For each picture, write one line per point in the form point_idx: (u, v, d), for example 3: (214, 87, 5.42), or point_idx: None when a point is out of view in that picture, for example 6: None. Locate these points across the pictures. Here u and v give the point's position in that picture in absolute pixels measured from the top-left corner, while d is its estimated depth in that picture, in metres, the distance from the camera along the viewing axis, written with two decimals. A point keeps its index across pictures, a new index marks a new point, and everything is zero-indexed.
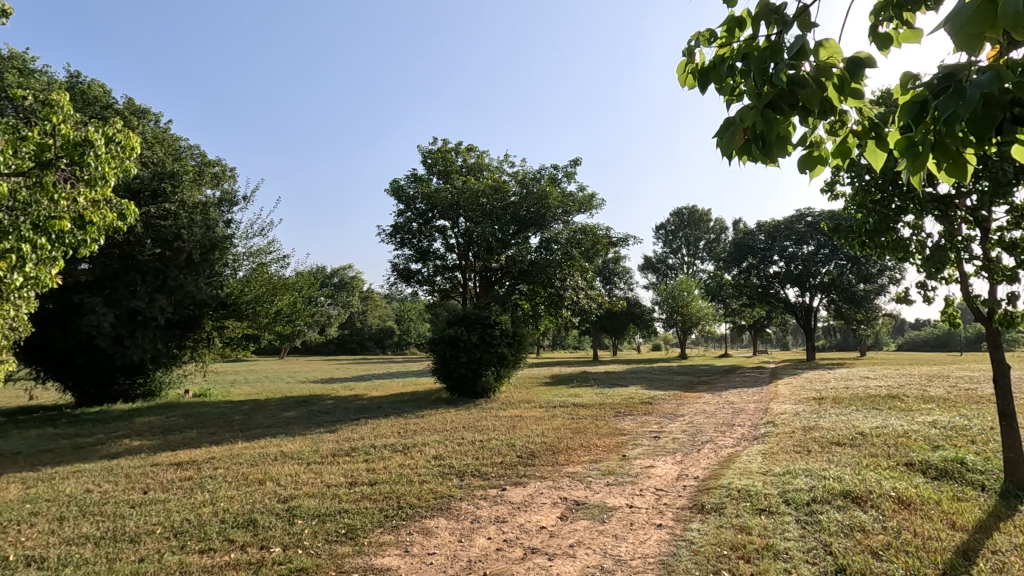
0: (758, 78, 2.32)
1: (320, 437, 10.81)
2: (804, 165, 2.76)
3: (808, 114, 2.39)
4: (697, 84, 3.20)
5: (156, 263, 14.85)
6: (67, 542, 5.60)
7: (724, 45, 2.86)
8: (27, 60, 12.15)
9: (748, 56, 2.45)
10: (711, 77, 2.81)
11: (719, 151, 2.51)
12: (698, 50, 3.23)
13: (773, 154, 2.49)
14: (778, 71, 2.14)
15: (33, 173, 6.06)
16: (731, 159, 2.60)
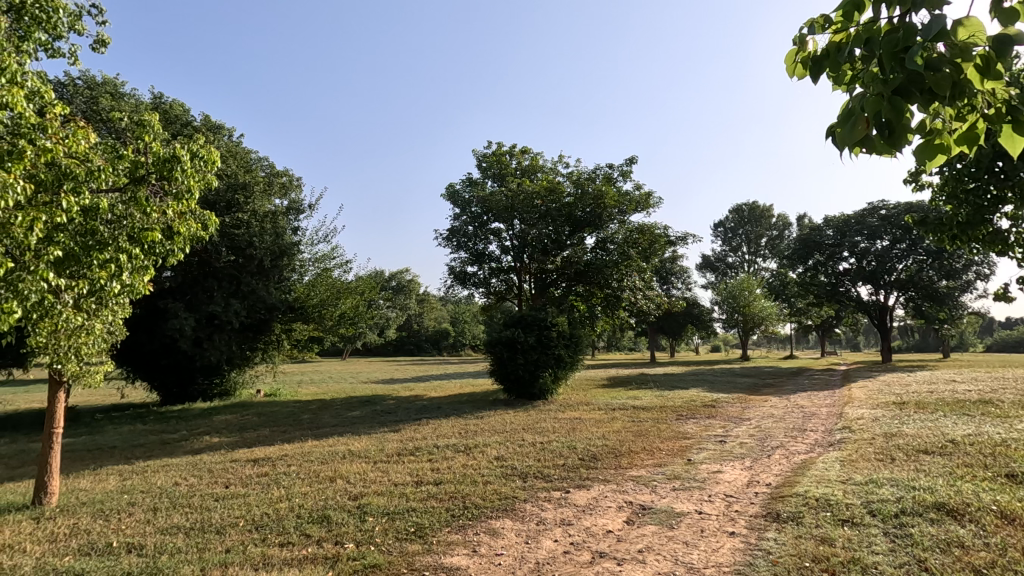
0: (886, 64, 2.20)
1: (385, 437, 11.11)
2: (923, 155, 2.59)
3: (938, 101, 2.24)
4: (806, 73, 3.02)
5: (231, 270, 15.72)
6: (161, 531, 6.00)
7: (839, 30, 2.68)
8: (118, 85, 13.19)
9: (873, 40, 2.32)
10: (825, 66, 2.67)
11: (837, 143, 2.39)
12: (809, 37, 3.05)
13: (897, 146, 2.34)
14: (913, 55, 2.03)
15: (129, 189, 6.58)
16: (846, 152, 2.47)
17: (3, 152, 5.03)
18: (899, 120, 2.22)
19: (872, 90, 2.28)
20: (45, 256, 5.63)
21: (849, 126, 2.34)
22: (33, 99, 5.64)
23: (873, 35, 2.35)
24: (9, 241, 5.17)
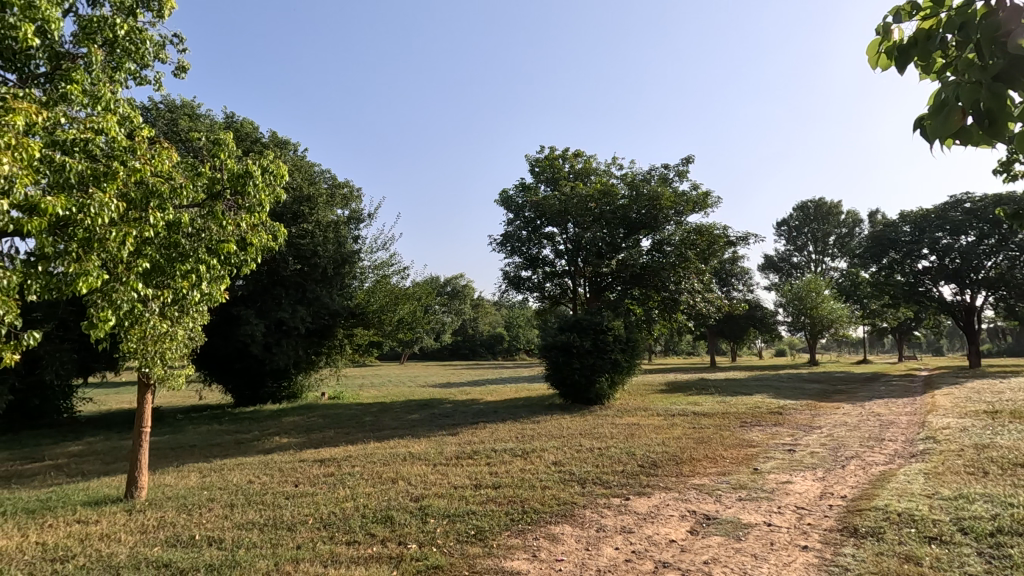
0: None
1: (443, 440, 11.30)
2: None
3: None
4: (890, 64, 2.84)
5: (297, 278, 16.44)
6: (238, 526, 6.34)
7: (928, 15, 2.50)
8: (196, 107, 14.15)
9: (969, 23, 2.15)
10: (914, 55, 2.50)
11: (928, 136, 2.23)
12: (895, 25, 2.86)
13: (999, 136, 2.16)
14: None
15: (207, 205, 7.02)
16: (939, 145, 2.30)
17: (99, 173, 5.50)
18: (1001, 108, 2.07)
19: (970, 77, 2.11)
20: (135, 268, 6.11)
21: (942, 118, 2.18)
22: (124, 124, 6.14)
23: (968, 18, 2.18)
24: (105, 255, 5.64)
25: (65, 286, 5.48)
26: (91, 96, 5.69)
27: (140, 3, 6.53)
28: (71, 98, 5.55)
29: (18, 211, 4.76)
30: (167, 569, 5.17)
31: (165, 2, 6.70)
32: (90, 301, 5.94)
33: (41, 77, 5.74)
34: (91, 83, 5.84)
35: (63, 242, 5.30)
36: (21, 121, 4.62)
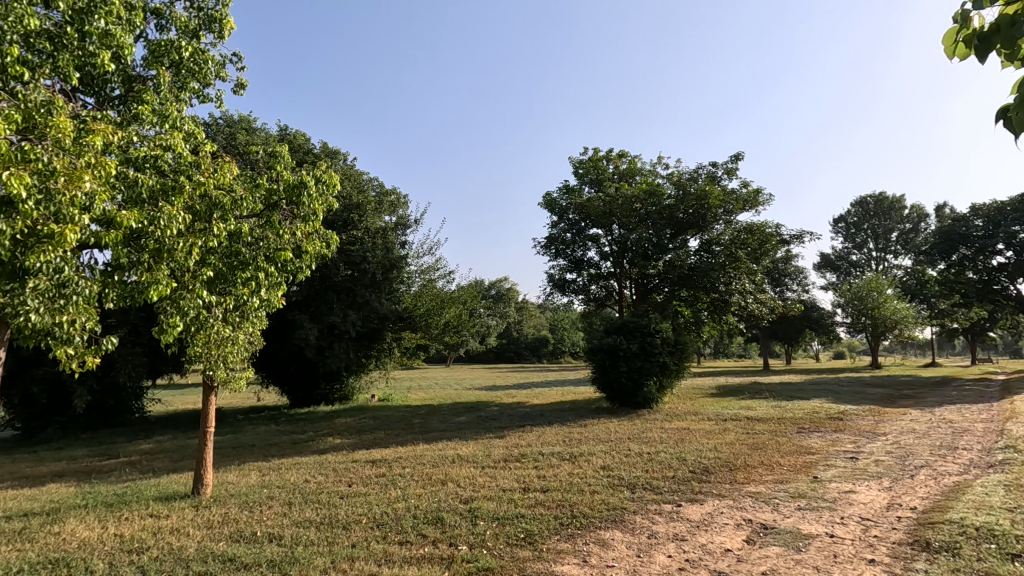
0: None
1: (491, 442, 11.38)
2: None
3: None
4: (969, 54, 2.68)
5: (348, 283, 16.94)
6: (296, 524, 6.59)
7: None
8: (253, 122, 14.82)
9: None
10: (997, 42, 2.37)
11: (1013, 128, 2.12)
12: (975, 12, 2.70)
13: None
14: None
15: (265, 214, 7.33)
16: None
17: (167, 187, 5.84)
18: None
19: None
20: (200, 276, 6.45)
21: None
22: (188, 140, 6.49)
23: None
24: (173, 264, 5.98)
25: (139, 293, 5.85)
26: (159, 115, 6.07)
27: (202, 25, 6.88)
28: (142, 118, 5.92)
29: (96, 225, 5.11)
30: (231, 563, 5.42)
31: (225, 24, 7.02)
32: (160, 307, 6.31)
33: (115, 99, 6.14)
34: (159, 103, 6.21)
35: (137, 253, 5.66)
36: (99, 141, 4.97)
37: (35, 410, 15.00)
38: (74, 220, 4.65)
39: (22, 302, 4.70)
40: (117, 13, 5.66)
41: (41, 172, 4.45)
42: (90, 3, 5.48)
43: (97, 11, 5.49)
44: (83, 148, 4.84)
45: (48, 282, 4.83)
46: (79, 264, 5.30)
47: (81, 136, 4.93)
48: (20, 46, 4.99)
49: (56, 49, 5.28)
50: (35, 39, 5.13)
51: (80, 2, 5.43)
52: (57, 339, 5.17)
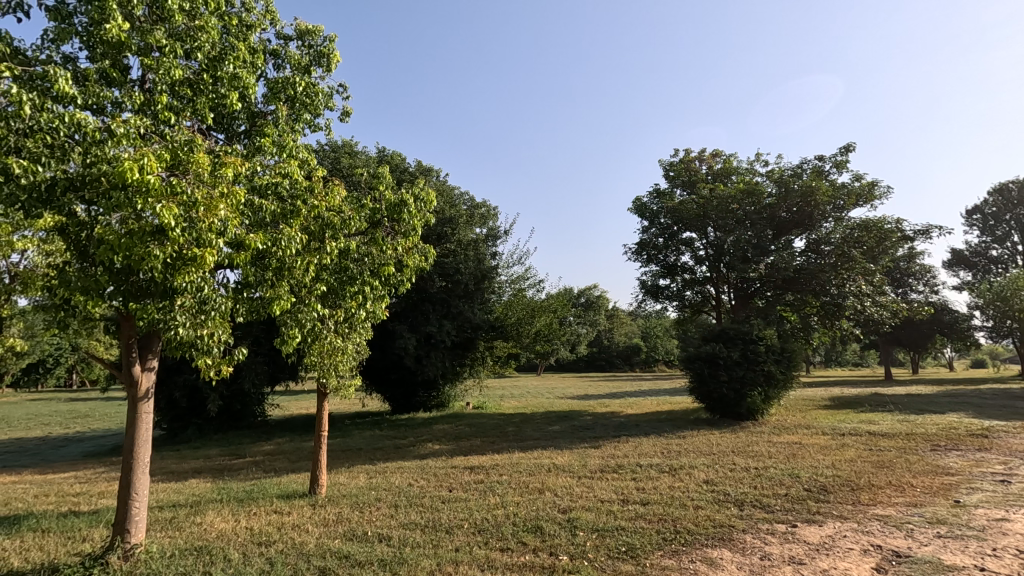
0: None
1: (586, 452, 11.25)
2: None
3: None
4: None
5: (443, 294, 17.54)
6: (403, 526, 6.90)
7: None
8: (355, 145, 15.92)
9: None
10: None
11: None
12: None
13: None
14: None
15: (370, 232, 7.82)
16: None
17: (286, 212, 6.41)
18: None
19: None
20: (314, 291, 6.99)
21: None
22: (303, 166, 7.10)
23: None
24: (293, 281, 6.55)
25: (264, 308, 6.46)
26: (278, 146, 6.72)
27: (313, 61, 7.48)
28: (264, 150, 6.57)
29: (229, 248, 5.72)
30: (347, 560, 5.78)
31: (331, 58, 7.60)
32: (282, 320, 6.92)
33: (241, 133, 6.83)
34: (278, 134, 6.84)
35: (262, 272, 6.25)
36: (230, 173, 5.54)
37: (178, 413, 16.96)
38: (212, 244, 5.23)
39: (174, 317, 5.38)
40: (244, 58, 6.32)
41: (186, 204, 5.05)
42: (222, 51, 6.16)
43: (227, 58, 6.17)
44: (217, 180, 5.41)
45: (192, 299, 5.47)
46: (215, 283, 5.93)
47: (216, 169, 5.53)
48: (167, 94, 5.73)
49: (196, 94, 5.99)
50: (179, 87, 5.87)
51: (214, 51, 6.13)
52: (199, 350, 5.83)
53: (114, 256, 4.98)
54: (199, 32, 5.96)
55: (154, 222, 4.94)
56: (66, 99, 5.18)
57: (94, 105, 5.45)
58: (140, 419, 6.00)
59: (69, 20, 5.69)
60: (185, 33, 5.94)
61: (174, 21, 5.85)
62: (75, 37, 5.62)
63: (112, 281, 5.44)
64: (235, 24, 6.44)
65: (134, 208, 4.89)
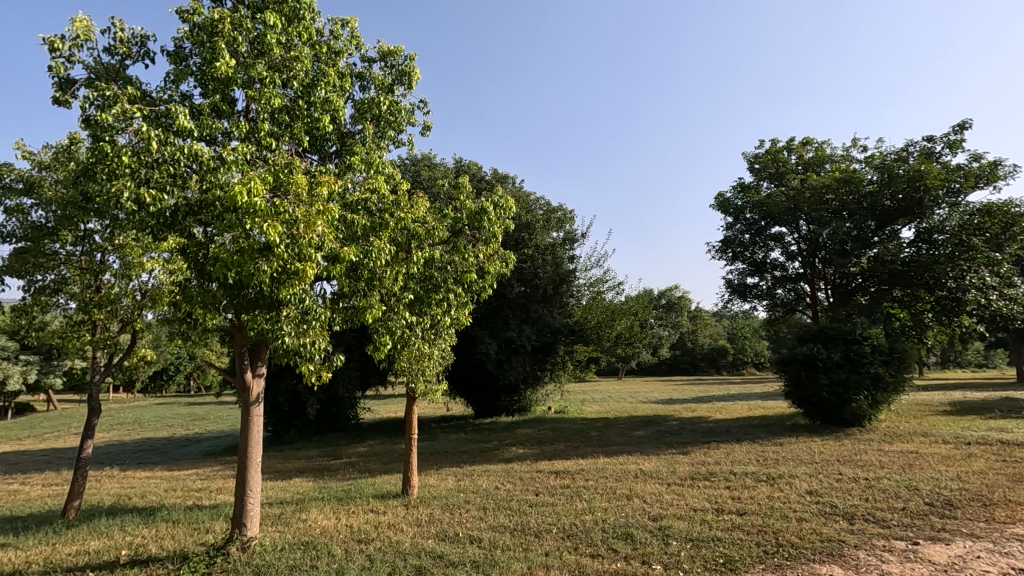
0: None
1: (675, 458, 10.89)
2: None
3: None
4: None
5: (522, 299, 17.70)
6: (492, 528, 7.00)
7: None
8: (434, 158, 16.47)
9: None
10: None
11: None
12: None
13: None
14: None
15: (452, 241, 8.04)
16: None
17: (376, 225, 6.76)
18: None
19: None
20: (403, 300, 7.30)
21: None
22: (389, 181, 7.43)
23: None
24: (383, 290, 6.86)
25: (357, 317, 6.82)
26: (366, 163, 7.08)
27: (395, 80, 7.83)
28: (354, 167, 6.95)
29: (326, 261, 6.10)
30: (440, 560, 5.95)
31: (412, 76, 7.91)
32: (374, 328, 7.26)
33: (333, 153, 7.26)
34: (366, 152, 7.21)
35: (356, 282, 6.61)
36: (325, 191, 5.91)
37: (281, 416, 18.27)
38: (312, 257, 5.60)
39: (280, 328, 5.82)
40: (333, 82, 6.71)
41: (288, 222, 5.45)
42: (314, 78, 6.58)
43: (319, 83, 6.58)
44: (314, 199, 5.80)
45: (296, 310, 5.89)
46: (314, 294, 6.33)
47: (312, 188, 5.92)
48: (269, 122, 6.21)
49: (293, 120, 6.46)
50: (279, 114, 6.34)
51: (307, 79, 6.56)
52: (303, 357, 6.25)
53: (227, 272, 5.47)
54: (294, 62, 6.40)
55: (261, 240, 5.37)
56: (185, 133, 5.76)
57: (207, 136, 6.02)
58: (252, 421, 6.50)
59: (185, 61, 6.32)
60: (282, 64, 6.40)
61: (272, 54, 6.32)
62: (190, 77, 6.24)
63: (227, 295, 5.96)
64: (324, 51, 6.85)
65: (244, 228, 5.35)
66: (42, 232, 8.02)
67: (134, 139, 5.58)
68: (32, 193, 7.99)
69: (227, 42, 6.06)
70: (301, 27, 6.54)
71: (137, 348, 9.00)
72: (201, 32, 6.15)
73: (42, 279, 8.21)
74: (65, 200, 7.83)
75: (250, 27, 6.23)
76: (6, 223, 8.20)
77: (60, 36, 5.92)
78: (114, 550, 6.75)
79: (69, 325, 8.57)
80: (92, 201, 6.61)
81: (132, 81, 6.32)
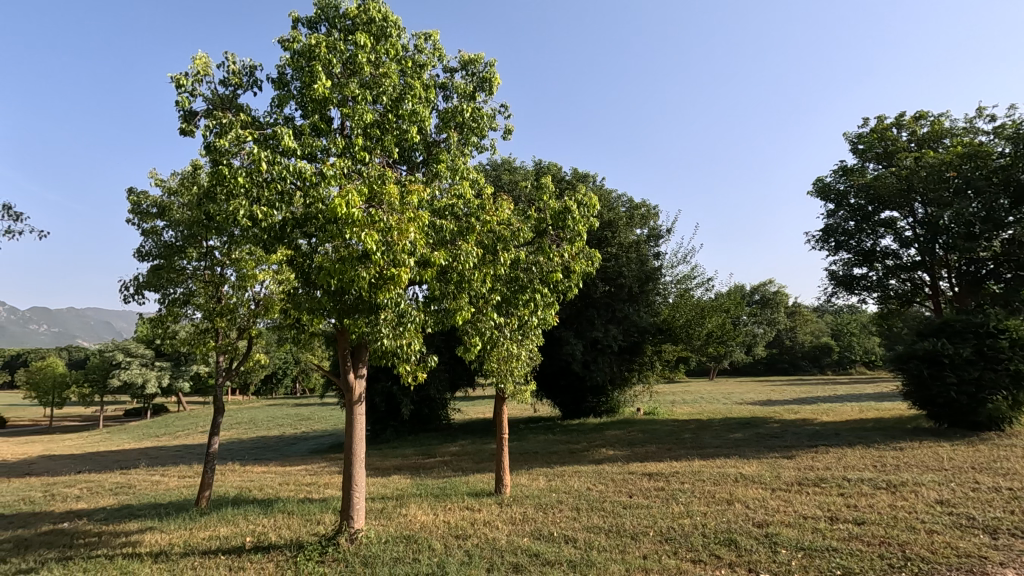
0: None
1: (778, 463, 10.24)
2: None
3: None
4: None
5: (607, 299, 17.47)
6: (587, 528, 6.94)
7: None
8: (514, 162, 16.68)
9: None
10: None
11: None
12: None
13: None
14: None
15: (536, 242, 8.10)
16: None
17: (463, 229, 6.92)
18: None
19: None
20: (490, 301, 7.44)
21: None
22: (474, 185, 7.59)
23: None
24: (472, 293, 7.02)
25: (447, 319, 7.05)
26: (451, 169, 7.30)
27: (477, 87, 8.01)
28: (440, 174, 7.17)
29: (418, 266, 6.33)
30: (537, 558, 5.99)
31: (492, 82, 8.05)
32: (464, 330, 7.47)
33: (420, 163, 7.56)
34: (451, 159, 7.43)
35: (445, 286, 6.83)
36: (415, 199, 6.15)
37: (378, 416, 19.24)
38: (405, 263, 5.83)
39: (379, 330, 6.13)
40: (419, 94, 6.96)
41: (383, 230, 5.72)
42: (401, 91, 6.85)
43: (406, 97, 6.84)
44: (405, 207, 6.04)
45: (392, 312, 6.18)
46: (408, 298, 6.61)
47: (403, 197, 6.18)
48: (362, 137, 6.56)
49: (383, 133, 6.81)
50: (370, 129, 6.70)
51: (395, 93, 6.84)
52: (400, 358, 6.54)
53: (331, 279, 5.86)
54: (382, 78, 6.73)
55: (359, 249, 5.70)
56: (290, 152, 6.22)
57: (308, 154, 6.47)
58: (355, 419, 6.89)
59: (287, 86, 6.84)
60: (372, 81, 6.75)
61: (362, 72, 6.68)
62: (292, 100, 6.75)
63: (330, 301, 6.37)
64: (409, 66, 7.13)
65: (344, 238, 5.70)
66: (173, 250, 9.03)
67: (246, 160, 6.12)
68: (164, 217, 9.02)
69: (324, 65, 6.51)
70: (388, 45, 6.87)
71: (252, 353, 9.83)
72: (300, 58, 6.64)
73: (173, 292, 9.19)
74: (190, 220, 8.75)
75: (343, 48, 6.63)
76: (144, 244, 9.28)
77: (184, 73, 6.63)
78: (240, 536, 7.42)
79: (195, 333, 9.51)
80: (213, 220, 7.32)
81: (243, 109, 6.95)
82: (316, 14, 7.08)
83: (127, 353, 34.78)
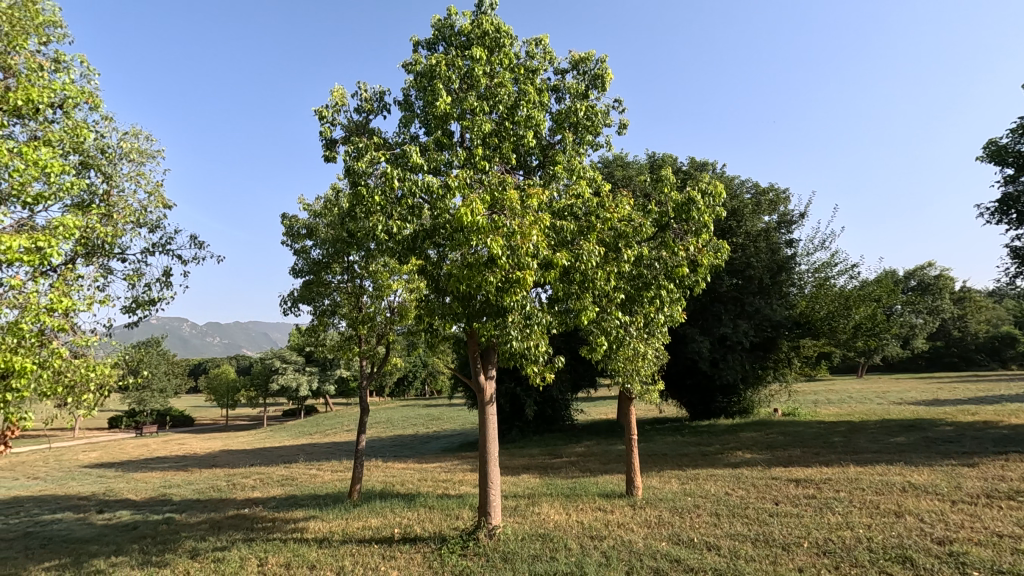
0: None
1: (957, 471, 8.91)
2: None
3: None
4: None
5: (734, 292, 16.43)
6: (730, 536, 6.56)
7: None
8: (627, 157, 16.37)
9: None
10: None
11: None
12: None
13: None
14: None
15: (659, 236, 7.80)
16: None
17: (583, 228, 6.91)
18: None
19: None
20: (614, 300, 7.37)
21: None
22: (591, 184, 7.52)
23: None
24: (595, 292, 6.97)
25: (572, 320, 7.06)
26: (568, 169, 7.28)
27: (589, 85, 7.95)
28: (558, 176, 7.21)
29: (542, 268, 6.42)
30: (679, 564, 5.77)
31: (606, 78, 7.93)
32: (589, 330, 7.42)
33: (537, 166, 7.67)
34: (567, 159, 7.43)
35: (569, 286, 6.85)
36: (535, 202, 6.21)
37: (503, 416, 19.79)
38: (529, 265, 5.95)
39: (508, 332, 6.27)
40: (534, 99, 7.03)
41: (506, 234, 5.87)
42: (516, 99, 6.98)
43: (521, 103, 6.95)
44: (526, 210, 6.16)
45: (519, 314, 6.33)
46: (533, 300, 6.71)
47: (523, 202, 6.26)
48: (481, 147, 6.80)
49: (501, 142, 7.02)
50: (489, 138, 6.93)
51: (510, 101, 6.99)
52: (528, 359, 6.66)
53: (460, 285, 6.14)
54: (498, 88, 6.92)
55: (485, 254, 5.91)
56: (418, 168, 6.63)
57: (434, 168, 6.84)
58: (487, 420, 7.14)
59: (412, 105, 7.30)
60: (488, 91, 6.96)
61: (480, 84, 6.93)
62: (416, 119, 7.18)
63: (460, 305, 6.69)
64: (523, 71, 7.24)
65: (470, 245, 5.93)
66: (321, 265, 10.03)
67: (380, 179, 6.63)
68: (312, 236, 10.07)
69: (444, 82, 6.89)
70: (502, 55, 7.06)
71: (390, 357, 10.58)
72: (423, 78, 7.06)
73: (322, 303, 10.19)
74: (334, 238, 9.67)
75: (460, 64, 6.97)
76: (296, 262, 10.40)
77: (326, 106, 7.35)
78: (389, 527, 8.00)
79: (341, 340, 10.46)
80: (354, 236, 8.00)
81: (375, 132, 7.54)
82: (434, 35, 7.49)
83: (283, 360, 39.16)
